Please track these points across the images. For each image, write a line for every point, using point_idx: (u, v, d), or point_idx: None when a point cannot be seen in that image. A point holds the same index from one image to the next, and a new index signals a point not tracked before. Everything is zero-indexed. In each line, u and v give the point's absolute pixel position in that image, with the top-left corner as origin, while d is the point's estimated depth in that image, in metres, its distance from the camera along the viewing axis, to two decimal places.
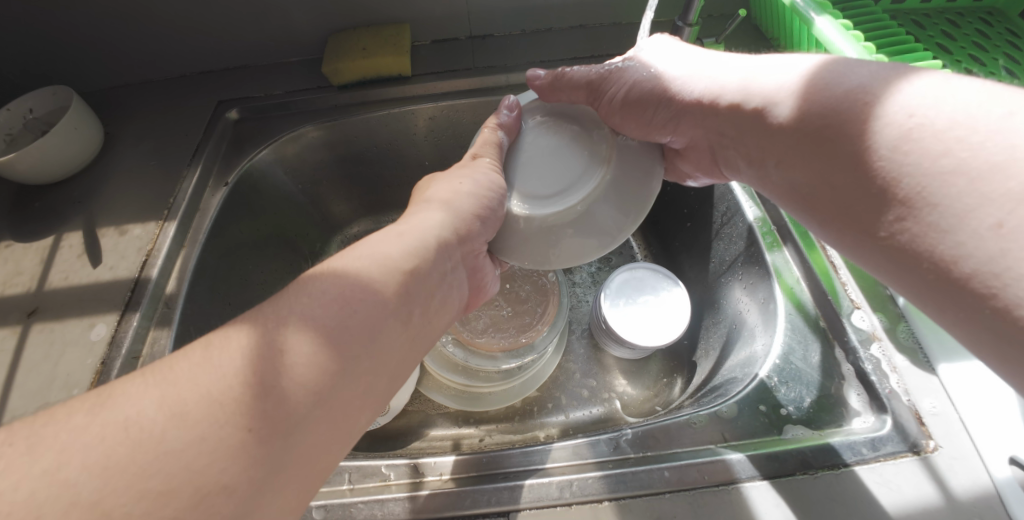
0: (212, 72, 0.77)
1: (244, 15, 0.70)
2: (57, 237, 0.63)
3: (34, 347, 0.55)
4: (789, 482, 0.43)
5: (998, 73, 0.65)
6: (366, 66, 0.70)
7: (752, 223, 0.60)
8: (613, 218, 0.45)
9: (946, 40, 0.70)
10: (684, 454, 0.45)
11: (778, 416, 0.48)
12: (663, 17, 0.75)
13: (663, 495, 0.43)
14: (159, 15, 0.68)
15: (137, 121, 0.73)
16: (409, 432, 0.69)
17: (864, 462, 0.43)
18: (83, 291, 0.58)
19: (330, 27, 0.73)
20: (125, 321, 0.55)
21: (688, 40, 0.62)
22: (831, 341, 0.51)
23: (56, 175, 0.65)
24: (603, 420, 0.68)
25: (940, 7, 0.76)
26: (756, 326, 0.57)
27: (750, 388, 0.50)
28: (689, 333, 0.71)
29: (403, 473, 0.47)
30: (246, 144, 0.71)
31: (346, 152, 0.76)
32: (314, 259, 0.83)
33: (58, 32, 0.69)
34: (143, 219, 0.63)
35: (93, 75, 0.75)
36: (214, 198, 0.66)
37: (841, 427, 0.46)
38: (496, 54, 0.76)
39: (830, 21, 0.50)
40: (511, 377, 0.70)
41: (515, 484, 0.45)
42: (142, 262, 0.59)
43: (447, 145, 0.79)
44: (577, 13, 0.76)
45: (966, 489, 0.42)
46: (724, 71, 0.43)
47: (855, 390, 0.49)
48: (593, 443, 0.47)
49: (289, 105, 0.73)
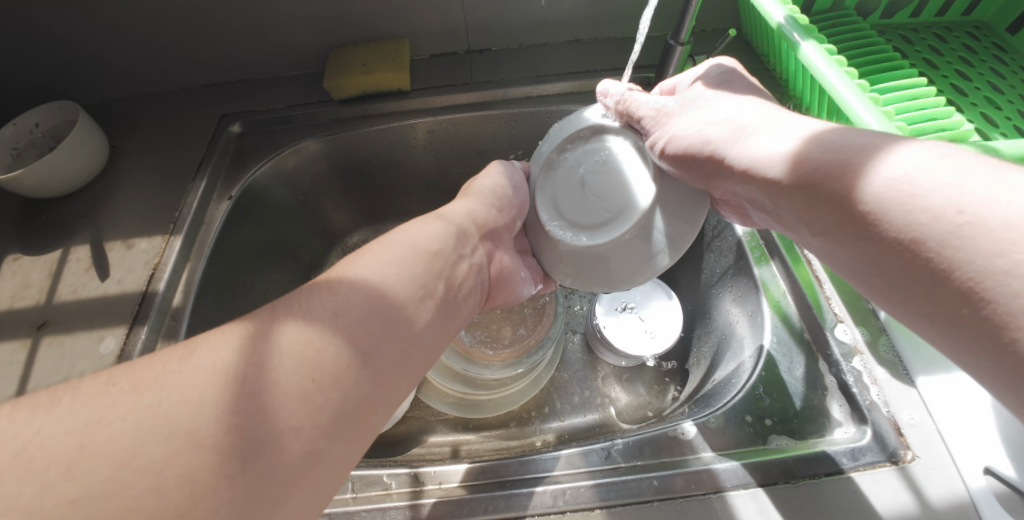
0: (214, 85, 0.79)
1: (246, 31, 0.71)
2: (65, 250, 0.64)
3: (44, 360, 0.56)
4: (773, 491, 0.45)
5: (983, 89, 0.66)
6: (366, 81, 0.72)
7: (741, 236, 0.62)
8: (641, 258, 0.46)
9: (933, 55, 0.72)
10: (673, 464, 0.47)
11: (763, 427, 0.50)
12: (656, 32, 0.77)
13: (651, 503, 0.45)
14: (162, 32, 0.70)
15: (140, 135, 0.75)
16: (409, 438, 0.71)
17: (844, 471, 0.45)
18: (91, 304, 0.60)
19: (331, 42, 0.75)
20: (133, 334, 0.57)
21: (680, 58, 0.63)
22: (815, 354, 0.53)
23: (63, 189, 0.67)
24: (598, 427, 0.70)
25: (928, 21, 0.78)
26: (745, 336, 0.59)
27: (737, 399, 0.52)
28: (681, 341, 0.73)
29: (403, 482, 0.49)
30: (248, 157, 0.72)
31: (346, 164, 0.78)
32: (316, 268, 0.84)
33: (61, 47, 0.70)
34: (148, 232, 0.65)
35: (97, 89, 0.77)
36: (218, 211, 0.67)
37: (823, 438, 0.48)
38: (493, 68, 0.77)
39: (815, 45, 0.52)
40: (508, 385, 0.71)
41: (511, 493, 0.47)
42: (148, 276, 0.61)
43: (446, 156, 0.81)
44: (572, 28, 0.78)
45: (942, 497, 0.44)
46: (772, 128, 0.40)
47: (838, 402, 0.51)
48: (586, 453, 0.49)
49: (291, 119, 0.75)
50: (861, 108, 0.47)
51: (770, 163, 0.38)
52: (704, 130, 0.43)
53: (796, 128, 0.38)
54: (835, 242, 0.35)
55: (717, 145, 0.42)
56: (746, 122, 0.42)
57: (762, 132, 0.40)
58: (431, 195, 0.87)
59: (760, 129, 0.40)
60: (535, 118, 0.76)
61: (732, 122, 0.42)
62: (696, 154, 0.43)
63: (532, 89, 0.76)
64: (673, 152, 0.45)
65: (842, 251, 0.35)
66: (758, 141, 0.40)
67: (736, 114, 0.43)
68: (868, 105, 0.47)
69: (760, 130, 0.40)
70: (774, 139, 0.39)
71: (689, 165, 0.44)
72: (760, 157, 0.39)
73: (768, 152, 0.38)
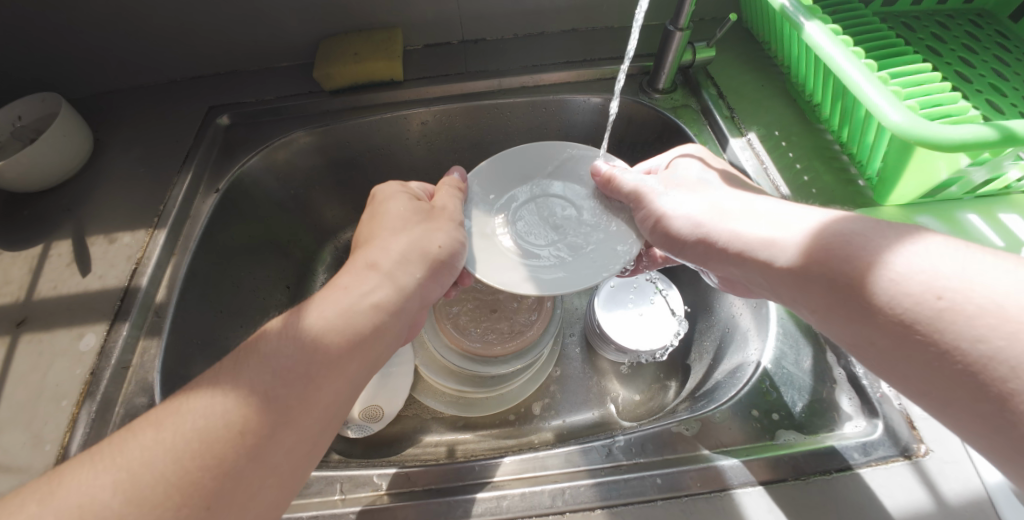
0: (203, 77, 0.77)
1: (234, 20, 0.69)
2: (45, 245, 0.62)
3: (23, 357, 0.54)
4: (781, 488, 0.43)
5: (988, 75, 0.64)
6: (357, 71, 0.70)
7: None
8: (523, 276, 0.52)
9: (937, 42, 0.70)
10: (675, 461, 0.46)
11: (770, 421, 0.48)
12: (654, 20, 0.75)
13: (655, 502, 0.43)
14: (146, 21, 0.68)
15: (127, 127, 0.73)
16: (403, 438, 0.69)
17: (855, 466, 0.44)
18: (73, 300, 0.58)
19: (321, 32, 0.73)
20: (115, 330, 0.55)
21: (680, 44, 0.62)
22: (823, 346, 0.52)
23: (46, 182, 0.65)
24: (599, 425, 0.68)
25: (930, 9, 0.76)
26: (749, 329, 0.57)
27: (744, 393, 0.50)
28: (684, 335, 0.71)
29: (394, 482, 0.46)
30: (237, 150, 0.70)
31: (338, 157, 0.76)
32: (308, 264, 0.81)
33: (43, 37, 0.68)
34: (133, 226, 0.63)
35: (84, 82, 0.75)
36: (204, 205, 0.65)
37: (833, 432, 0.46)
38: (488, 59, 0.76)
39: (819, 26, 0.51)
40: (505, 382, 0.69)
41: (507, 492, 0.45)
42: (131, 271, 0.59)
43: (439, 149, 0.78)
44: (569, 17, 0.76)
45: (957, 493, 0.42)
46: (687, 198, 0.49)
47: (847, 395, 0.49)
48: (586, 450, 0.47)
49: (279, 110, 0.73)
50: (869, 88, 0.45)
51: (663, 198, 0.50)
52: (688, 217, 0.47)
53: (803, 219, 0.39)
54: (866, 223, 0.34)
55: (702, 227, 0.46)
56: (692, 190, 0.50)
57: (709, 212, 0.46)
58: None
59: (701, 204, 0.47)
60: (531, 109, 0.74)
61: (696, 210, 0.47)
62: (683, 229, 0.47)
63: (528, 79, 0.74)
64: (666, 228, 0.49)
65: (874, 237, 0.34)
66: (730, 230, 0.43)
67: (720, 206, 0.46)
68: (877, 85, 0.45)
69: (740, 214, 0.43)
70: (669, 189, 0.50)
71: (679, 240, 0.48)
72: (723, 225, 0.44)
73: (678, 200, 0.49)
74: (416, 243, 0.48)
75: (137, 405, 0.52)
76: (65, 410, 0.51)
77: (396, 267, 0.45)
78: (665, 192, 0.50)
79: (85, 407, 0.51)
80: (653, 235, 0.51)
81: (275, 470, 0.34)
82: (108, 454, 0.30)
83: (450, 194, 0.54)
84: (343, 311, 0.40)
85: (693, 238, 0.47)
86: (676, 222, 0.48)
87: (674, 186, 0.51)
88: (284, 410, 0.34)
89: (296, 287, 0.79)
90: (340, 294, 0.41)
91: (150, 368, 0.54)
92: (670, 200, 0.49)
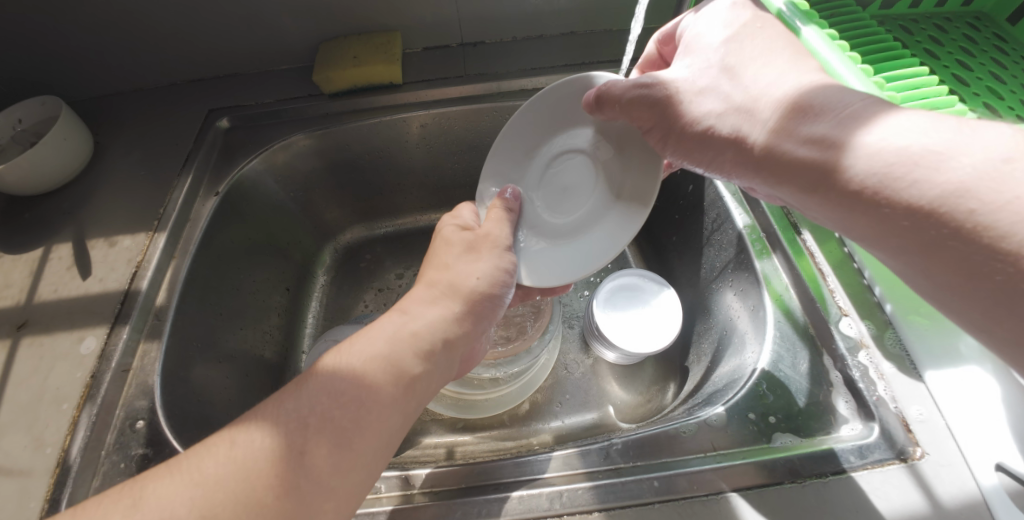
0: (203, 80, 0.77)
1: (233, 23, 0.70)
2: (46, 248, 0.62)
3: (24, 360, 0.54)
4: (779, 491, 0.43)
5: (984, 78, 0.65)
6: (356, 74, 0.70)
7: (740, 230, 0.61)
8: (554, 266, 0.52)
9: (933, 44, 0.70)
10: (672, 464, 0.46)
11: (767, 424, 0.48)
12: (652, 23, 0.75)
13: (653, 505, 0.43)
14: (146, 25, 0.68)
15: (127, 130, 0.73)
16: (402, 440, 0.69)
17: (852, 469, 0.44)
18: (73, 303, 0.58)
19: (320, 35, 0.73)
20: (115, 333, 0.55)
21: None
22: (820, 349, 0.52)
23: (47, 185, 0.65)
24: (597, 427, 0.69)
25: (927, 12, 0.77)
26: (747, 332, 0.58)
27: (741, 396, 0.50)
28: (682, 337, 0.71)
29: (393, 485, 0.47)
30: (236, 153, 0.71)
31: (338, 160, 0.76)
32: (307, 267, 0.82)
33: (44, 41, 0.68)
34: (133, 229, 0.63)
35: (84, 85, 0.75)
36: (204, 207, 0.65)
37: (830, 435, 0.47)
38: (486, 62, 0.76)
39: (816, 31, 0.51)
40: (504, 384, 0.69)
41: (506, 495, 0.45)
42: (132, 274, 0.59)
43: (438, 151, 0.78)
44: (567, 20, 0.76)
45: (952, 495, 0.43)
46: (713, 88, 0.41)
47: (844, 398, 0.49)
48: (585, 453, 0.48)
49: (279, 113, 0.73)
50: (865, 93, 0.45)
51: (686, 96, 0.42)
52: (715, 116, 0.40)
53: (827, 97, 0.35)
54: (853, 225, 0.34)
55: (732, 126, 0.39)
56: (721, 71, 0.41)
57: (742, 101, 0.39)
58: (424, 191, 0.85)
59: (730, 94, 0.40)
60: None
61: (726, 98, 0.40)
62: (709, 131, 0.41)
63: (527, 82, 0.74)
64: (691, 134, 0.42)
65: (868, 242, 0.34)
66: (769, 130, 0.37)
67: (755, 88, 0.39)
68: (873, 90, 0.45)
69: (771, 94, 0.38)
70: (693, 80, 0.42)
71: (705, 148, 0.42)
72: (759, 121, 0.38)
73: (703, 93, 0.41)
74: (460, 277, 0.48)
75: (138, 408, 0.52)
76: (66, 413, 0.51)
77: (441, 300, 0.46)
78: (691, 87, 0.42)
79: (86, 410, 0.51)
80: (669, 148, 0.44)
81: (333, 491, 0.34)
82: (163, 486, 0.31)
83: (500, 217, 0.53)
84: (388, 341, 0.40)
85: (722, 141, 0.40)
86: (701, 124, 0.41)
87: (697, 74, 0.42)
88: (342, 433, 0.35)
89: (295, 289, 0.79)
90: (383, 326, 0.41)
91: (150, 371, 0.54)
92: (699, 97, 0.41)
